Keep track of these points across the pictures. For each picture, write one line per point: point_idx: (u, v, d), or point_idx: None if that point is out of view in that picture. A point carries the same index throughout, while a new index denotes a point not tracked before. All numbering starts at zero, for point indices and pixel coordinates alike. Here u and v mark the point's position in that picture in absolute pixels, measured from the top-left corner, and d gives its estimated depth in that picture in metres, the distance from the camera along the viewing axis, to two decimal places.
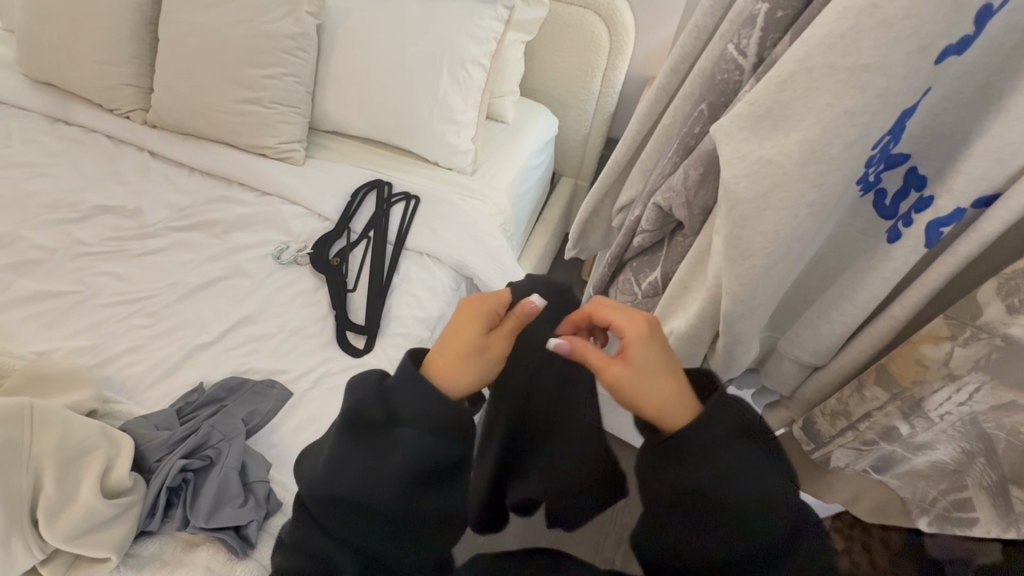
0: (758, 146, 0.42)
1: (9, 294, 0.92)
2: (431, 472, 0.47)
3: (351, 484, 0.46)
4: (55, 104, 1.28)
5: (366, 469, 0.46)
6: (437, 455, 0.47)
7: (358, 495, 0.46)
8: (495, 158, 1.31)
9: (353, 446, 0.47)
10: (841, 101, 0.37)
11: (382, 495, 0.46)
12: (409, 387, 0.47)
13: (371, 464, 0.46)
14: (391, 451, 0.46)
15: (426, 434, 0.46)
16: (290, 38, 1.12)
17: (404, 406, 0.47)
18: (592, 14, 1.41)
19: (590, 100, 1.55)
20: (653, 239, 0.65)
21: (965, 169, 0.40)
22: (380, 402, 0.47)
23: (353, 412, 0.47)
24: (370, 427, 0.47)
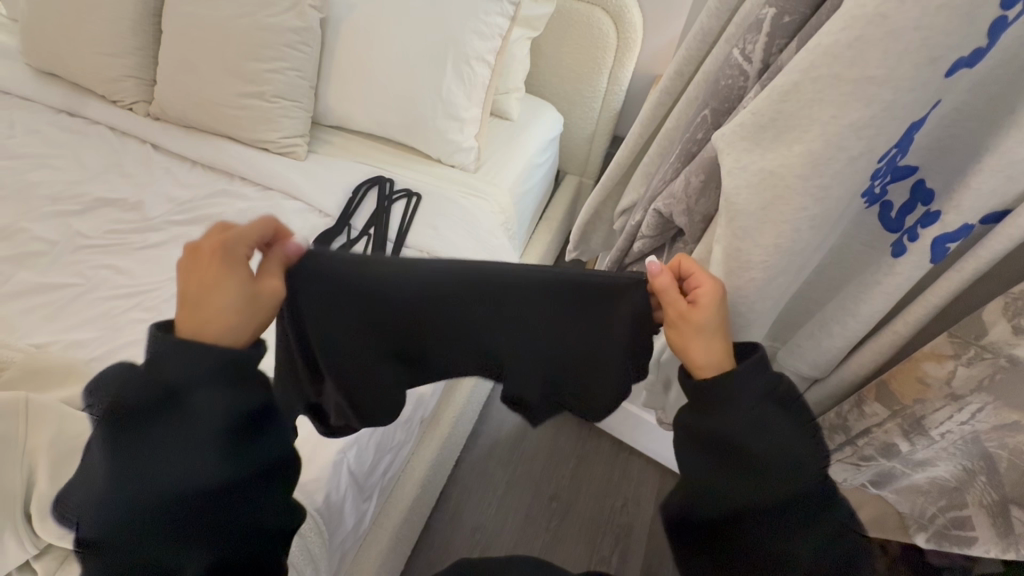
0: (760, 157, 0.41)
1: (8, 287, 0.92)
2: (243, 421, 0.46)
3: (146, 481, 0.43)
4: (58, 94, 1.28)
5: (165, 445, 0.43)
6: (249, 402, 0.46)
7: (148, 481, 0.43)
8: (499, 155, 1.30)
9: (121, 439, 0.43)
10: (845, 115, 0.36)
11: (185, 472, 0.43)
12: (172, 359, 0.44)
13: (169, 438, 0.43)
14: (189, 417, 0.44)
15: (228, 390, 0.45)
16: (293, 32, 1.11)
17: (178, 374, 0.44)
18: (599, 11, 1.39)
19: (596, 97, 1.53)
20: (654, 244, 0.64)
21: (974, 184, 0.39)
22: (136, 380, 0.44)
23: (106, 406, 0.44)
24: (138, 416, 0.43)
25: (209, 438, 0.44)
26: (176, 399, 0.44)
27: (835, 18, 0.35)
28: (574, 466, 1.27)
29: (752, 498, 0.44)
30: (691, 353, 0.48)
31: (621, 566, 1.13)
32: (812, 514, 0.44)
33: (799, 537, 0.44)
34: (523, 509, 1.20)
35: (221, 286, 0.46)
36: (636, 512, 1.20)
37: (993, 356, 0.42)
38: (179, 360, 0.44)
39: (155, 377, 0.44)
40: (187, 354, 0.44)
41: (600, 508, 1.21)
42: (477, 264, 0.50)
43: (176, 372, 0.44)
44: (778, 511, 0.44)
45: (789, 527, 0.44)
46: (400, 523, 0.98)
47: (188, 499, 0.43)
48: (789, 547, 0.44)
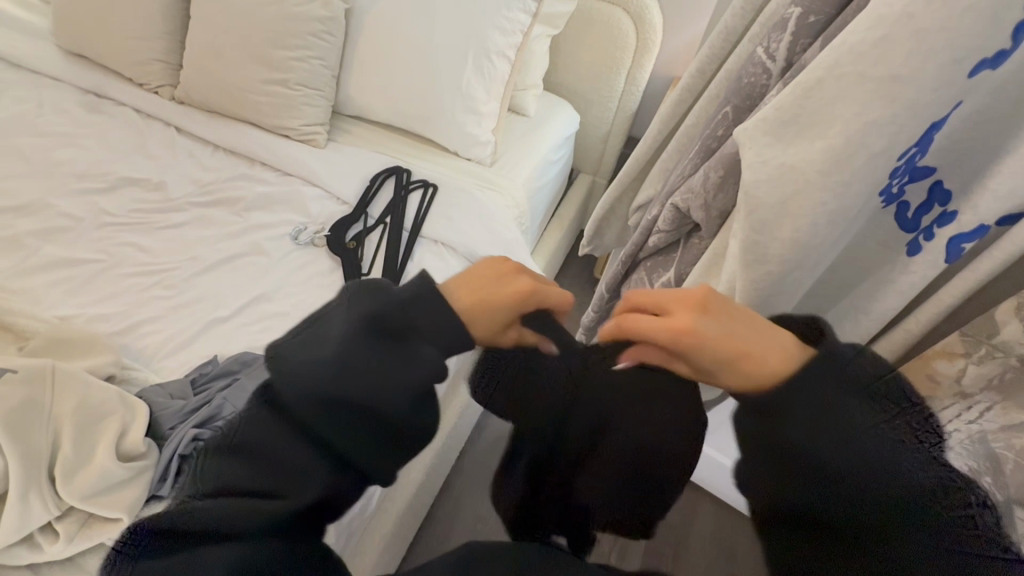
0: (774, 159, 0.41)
1: (35, 260, 0.95)
2: (367, 416, 0.45)
3: (273, 446, 0.44)
4: (86, 75, 1.30)
5: (294, 421, 0.44)
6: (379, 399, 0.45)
7: (268, 465, 0.44)
8: (515, 150, 1.31)
9: (268, 404, 0.45)
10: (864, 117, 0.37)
11: (304, 448, 0.44)
12: (336, 334, 0.45)
13: (301, 415, 0.44)
14: (321, 404, 0.44)
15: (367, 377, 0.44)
16: (319, 21, 1.12)
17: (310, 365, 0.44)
18: (620, 11, 1.39)
19: (613, 97, 1.54)
20: (669, 239, 0.65)
21: (993, 185, 0.39)
22: (324, 347, 0.45)
23: (306, 369, 0.44)
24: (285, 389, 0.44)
25: (334, 422, 0.44)
26: (322, 378, 0.44)
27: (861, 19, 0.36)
28: None
29: (799, 450, 0.41)
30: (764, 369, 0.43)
31: None
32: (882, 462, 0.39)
33: (880, 491, 0.39)
34: None
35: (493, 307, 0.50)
36: None
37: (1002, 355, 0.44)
38: (384, 362, 0.45)
39: (372, 374, 0.44)
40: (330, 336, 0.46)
41: None
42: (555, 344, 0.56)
43: (353, 367, 0.44)
44: (840, 467, 0.40)
45: (861, 483, 0.39)
46: (404, 508, 1.00)
47: (292, 477, 0.43)
48: (868, 507, 0.39)
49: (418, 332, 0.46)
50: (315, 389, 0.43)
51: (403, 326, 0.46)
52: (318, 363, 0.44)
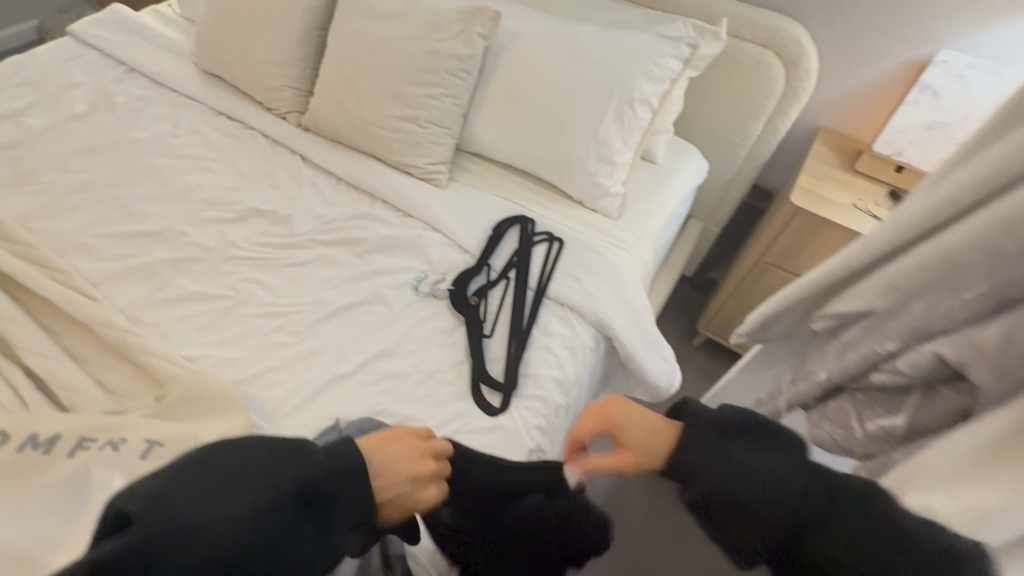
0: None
1: (167, 291, 0.94)
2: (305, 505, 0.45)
3: (191, 518, 0.40)
4: (218, 96, 1.32)
5: (212, 511, 0.41)
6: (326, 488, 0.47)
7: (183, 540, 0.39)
8: (642, 202, 1.21)
9: (179, 487, 0.41)
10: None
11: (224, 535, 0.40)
12: (274, 448, 0.47)
13: (223, 505, 0.41)
14: (247, 497, 0.43)
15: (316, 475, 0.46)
16: (458, 59, 1.07)
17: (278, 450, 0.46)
18: (771, 53, 1.26)
19: (746, 144, 1.41)
20: (906, 382, 0.55)
21: None
22: (207, 490, 0.42)
23: (200, 519, 0.40)
24: (203, 482, 0.42)
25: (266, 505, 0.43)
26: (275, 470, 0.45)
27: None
28: None
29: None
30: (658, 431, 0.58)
31: None
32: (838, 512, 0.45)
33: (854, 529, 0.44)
34: None
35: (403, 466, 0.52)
36: None
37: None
38: (320, 511, 0.46)
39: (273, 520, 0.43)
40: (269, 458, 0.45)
41: None
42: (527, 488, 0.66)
43: (277, 469, 0.45)
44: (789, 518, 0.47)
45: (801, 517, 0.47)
46: None
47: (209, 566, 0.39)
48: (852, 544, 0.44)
49: (338, 501, 0.47)
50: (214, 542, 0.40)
51: (330, 493, 0.47)
52: (241, 516, 0.42)
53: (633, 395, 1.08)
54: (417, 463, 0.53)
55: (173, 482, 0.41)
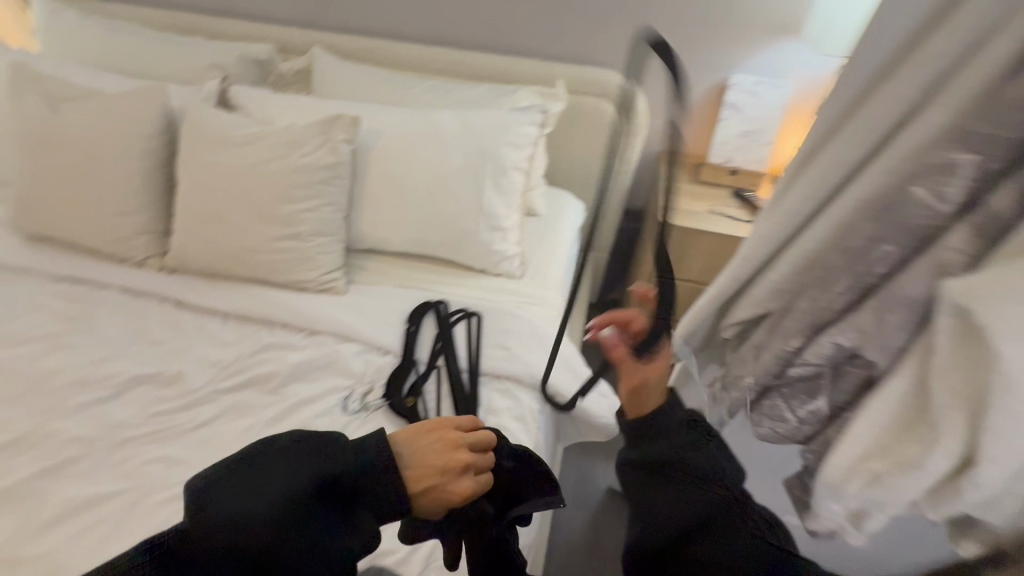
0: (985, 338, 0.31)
1: (44, 511, 0.77)
2: (328, 487, 0.48)
3: (225, 506, 0.44)
4: (56, 262, 1.16)
5: (242, 498, 0.45)
6: (337, 471, 0.48)
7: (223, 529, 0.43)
8: (538, 255, 1.28)
9: (222, 489, 0.45)
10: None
11: (255, 507, 0.44)
12: (298, 462, 0.48)
13: (243, 503, 0.44)
14: (256, 499, 0.45)
15: (294, 475, 0.47)
16: (327, 167, 1.07)
17: (275, 479, 0.46)
18: (604, 100, 1.44)
19: (607, 178, 1.55)
20: None
21: None
22: (253, 488, 0.46)
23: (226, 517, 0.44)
24: (238, 484, 0.46)
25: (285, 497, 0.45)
26: (285, 462, 0.47)
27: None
28: None
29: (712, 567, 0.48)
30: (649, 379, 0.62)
31: None
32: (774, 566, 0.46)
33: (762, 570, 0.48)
34: None
35: (426, 446, 0.50)
36: None
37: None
38: (332, 507, 0.48)
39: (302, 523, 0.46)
40: (257, 482, 0.46)
41: None
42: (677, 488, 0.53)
43: (285, 469, 0.47)
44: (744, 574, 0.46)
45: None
46: None
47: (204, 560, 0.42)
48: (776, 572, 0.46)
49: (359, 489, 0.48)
50: (253, 540, 0.43)
51: (349, 487, 0.48)
52: (259, 513, 0.44)
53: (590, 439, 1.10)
54: (439, 451, 0.50)
55: (220, 483, 0.45)
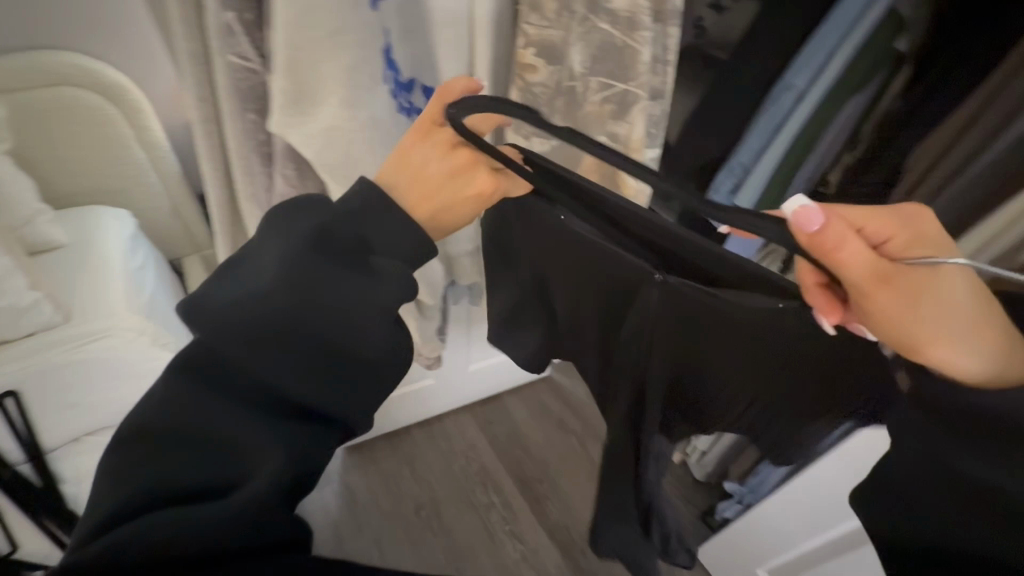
0: (357, 143, 0.51)
1: None
2: (344, 245, 0.41)
3: (220, 339, 0.37)
4: None
5: (234, 286, 0.40)
6: (328, 217, 0.40)
7: (225, 393, 0.37)
8: (79, 287, 1.01)
9: (221, 306, 0.38)
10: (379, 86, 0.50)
11: (259, 299, 0.38)
12: (317, 209, 0.41)
13: (239, 284, 0.40)
14: (260, 279, 0.39)
15: (308, 237, 0.40)
16: None
17: (290, 254, 0.40)
18: (69, 86, 1.08)
19: (145, 172, 1.25)
20: None
21: (445, 66, 0.55)
22: (263, 270, 0.40)
23: (240, 306, 0.38)
24: (241, 276, 0.40)
25: (294, 269, 0.39)
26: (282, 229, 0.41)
27: (439, 42, 0.53)
28: (413, 467, 1.47)
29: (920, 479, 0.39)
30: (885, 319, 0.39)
31: (500, 495, 1.43)
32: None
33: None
34: (396, 525, 1.37)
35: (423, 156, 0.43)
36: (478, 454, 1.50)
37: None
38: (333, 279, 0.40)
39: (331, 311, 0.39)
40: (269, 262, 0.40)
41: (453, 475, 1.46)
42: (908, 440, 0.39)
43: (273, 245, 0.41)
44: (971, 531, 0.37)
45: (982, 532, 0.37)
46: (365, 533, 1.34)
47: (234, 406, 0.37)
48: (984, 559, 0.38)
49: (376, 245, 0.41)
50: (270, 312, 0.38)
51: (356, 240, 0.41)
52: (264, 280, 0.39)
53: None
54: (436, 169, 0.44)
55: (231, 267, 0.41)
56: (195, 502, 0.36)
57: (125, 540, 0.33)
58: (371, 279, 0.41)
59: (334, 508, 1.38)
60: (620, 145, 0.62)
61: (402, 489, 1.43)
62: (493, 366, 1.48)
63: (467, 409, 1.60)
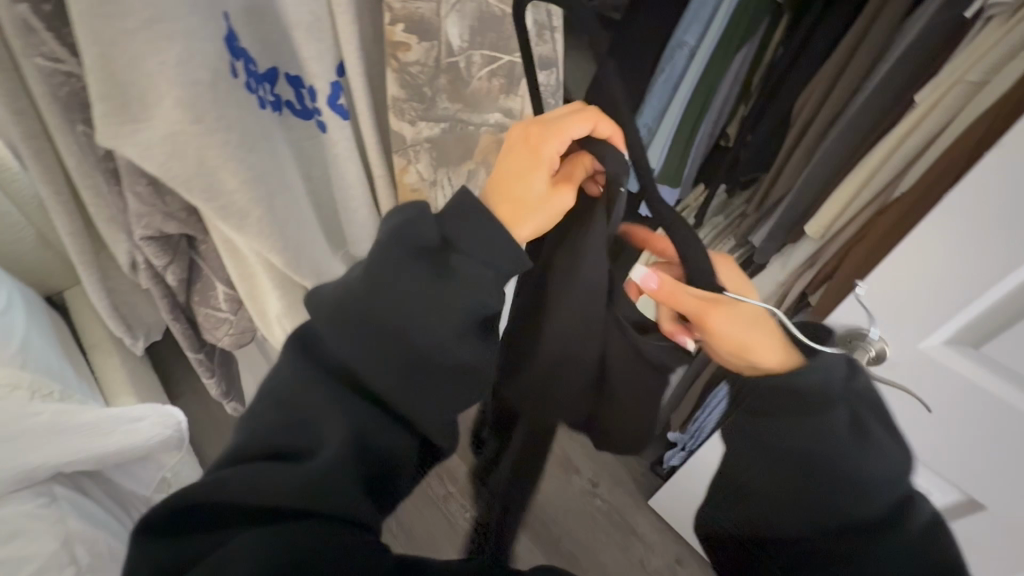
0: (210, 149, 0.44)
1: None
2: (428, 254, 0.44)
3: (340, 335, 0.42)
4: None
5: (345, 287, 0.44)
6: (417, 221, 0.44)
7: (332, 378, 0.43)
8: None
9: (339, 304, 0.43)
10: (227, 80, 0.44)
11: (359, 298, 0.42)
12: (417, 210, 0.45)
13: (350, 285, 0.44)
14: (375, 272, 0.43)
15: (400, 232, 0.43)
16: None
17: (403, 240, 0.43)
18: None
19: None
20: (184, 267, 0.61)
21: (306, 52, 0.48)
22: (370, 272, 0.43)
23: (348, 299, 0.43)
24: (355, 283, 0.44)
25: (393, 265, 0.43)
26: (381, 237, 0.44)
27: (294, 21, 0.46)
28: None
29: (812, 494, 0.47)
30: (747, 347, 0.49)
31: None
32: (939, 549, 0.45)
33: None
34: None
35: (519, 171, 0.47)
36: None
37: (448, 142, 0.60)
38: (414, 279, 0.42)
39: (422, 310, 0.42)
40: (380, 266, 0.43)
41: None
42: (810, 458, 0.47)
43: (374, 254, 0.44)
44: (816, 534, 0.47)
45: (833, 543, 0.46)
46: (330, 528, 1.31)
47: (339, 398, 0.43)
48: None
49: (457, 245, 0.44)
50: (371, 314, 0.42)
51: (440, 238, 0.44)
52: (368, 278, 0.43)
53: (145, 493, 0.93)
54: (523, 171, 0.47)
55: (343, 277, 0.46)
56: (272, 462, 0.41)
57: (210, 491, 0.39)
58: (440, 287, 0.42)
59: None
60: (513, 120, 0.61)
61: None
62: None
63: None
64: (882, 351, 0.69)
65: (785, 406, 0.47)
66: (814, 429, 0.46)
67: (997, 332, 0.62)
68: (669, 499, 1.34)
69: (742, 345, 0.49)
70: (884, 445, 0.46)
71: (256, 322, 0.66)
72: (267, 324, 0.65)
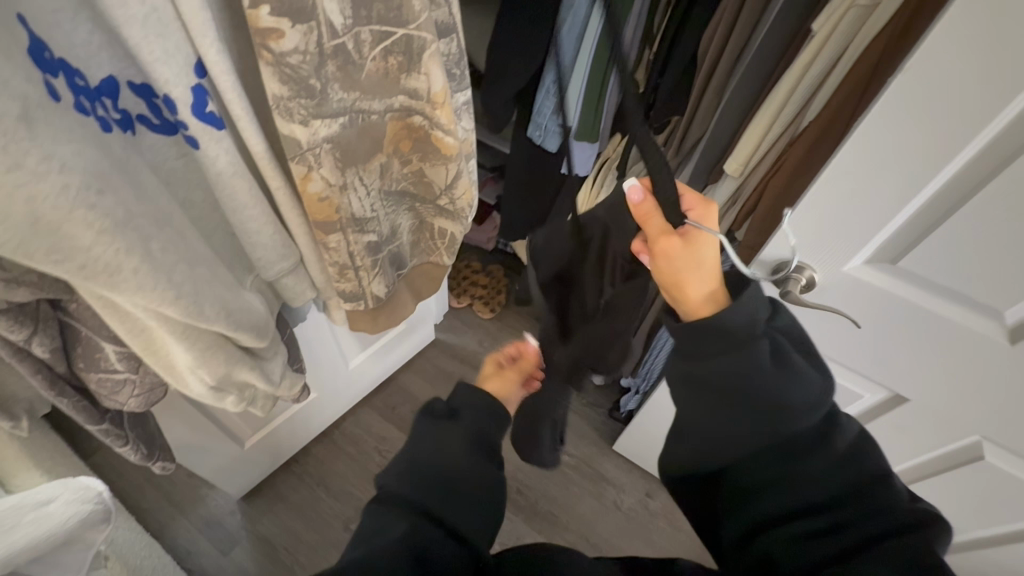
0: (42, 198, 0.34)
1: None
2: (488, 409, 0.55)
3: (430, 463, 0.49)
4: None
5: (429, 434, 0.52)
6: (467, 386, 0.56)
7: (430, 496, 0.47)
8: None
9: (425, 439, 0.51)
10: (44, 105, 0.34)
11: (444, 441, 0.51)
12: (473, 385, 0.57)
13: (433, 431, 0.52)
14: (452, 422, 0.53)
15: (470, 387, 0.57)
16: None
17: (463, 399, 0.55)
18: None
19: None
20: (53, 334, 0.50)
21: (150, 55, 0.39)
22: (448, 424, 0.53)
23: (423, 448, 0.50)
24: (437, 421, 0.53)
25: (463, 417, 0.53)
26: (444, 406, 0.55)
27: (123, 17, 0.36)
28: (321, 483, 1.31)
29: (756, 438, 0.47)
30: (688, 283, 0.49)
31: None
32: (859, 466, 0.46)
33: (849, 518, 0.45)
34: (312, 543, 1.23)
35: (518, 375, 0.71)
36: (388, 441, 1.38)
37: (352, 138, 0.53)
38: (435, 443, 0.51)
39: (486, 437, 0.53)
40: (456, 412, 0.54)
41: (364, 469, 1.33)
42: (749, 395, 0.46)
43: (435, 414, 0.54)
44: (754, 462, 0.47)
45: (770, 469, 0.47)
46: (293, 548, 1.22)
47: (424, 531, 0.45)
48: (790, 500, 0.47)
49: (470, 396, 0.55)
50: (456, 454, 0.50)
51: (450, 409, 0.54)
52: (448, 430, 0.52)
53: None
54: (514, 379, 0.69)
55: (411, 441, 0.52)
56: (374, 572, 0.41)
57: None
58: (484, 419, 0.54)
59: (250, 568, 1.19)
60: (422, 101, 0.54)
61: (314, 508, 1.27)
62: (381, 354, 1.33)
63: (363, 404, 1.43)
64: (813, 278, 0.72)
65: (707, 345, 0.47)
66: (745, 366, 0.46)
67: (920, 241, 0.63)
68: (634, 443, 1.39)
69: (674, 280, 0.50)
70: (802, 373, 0.46)
71: (166, 378, 0.57)
72: (179, 377, 0.55)
